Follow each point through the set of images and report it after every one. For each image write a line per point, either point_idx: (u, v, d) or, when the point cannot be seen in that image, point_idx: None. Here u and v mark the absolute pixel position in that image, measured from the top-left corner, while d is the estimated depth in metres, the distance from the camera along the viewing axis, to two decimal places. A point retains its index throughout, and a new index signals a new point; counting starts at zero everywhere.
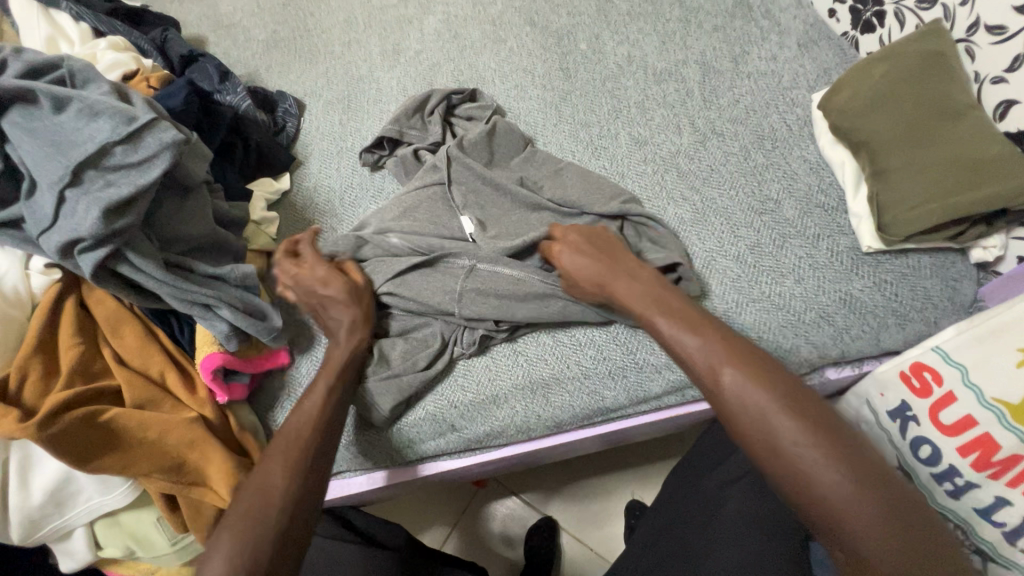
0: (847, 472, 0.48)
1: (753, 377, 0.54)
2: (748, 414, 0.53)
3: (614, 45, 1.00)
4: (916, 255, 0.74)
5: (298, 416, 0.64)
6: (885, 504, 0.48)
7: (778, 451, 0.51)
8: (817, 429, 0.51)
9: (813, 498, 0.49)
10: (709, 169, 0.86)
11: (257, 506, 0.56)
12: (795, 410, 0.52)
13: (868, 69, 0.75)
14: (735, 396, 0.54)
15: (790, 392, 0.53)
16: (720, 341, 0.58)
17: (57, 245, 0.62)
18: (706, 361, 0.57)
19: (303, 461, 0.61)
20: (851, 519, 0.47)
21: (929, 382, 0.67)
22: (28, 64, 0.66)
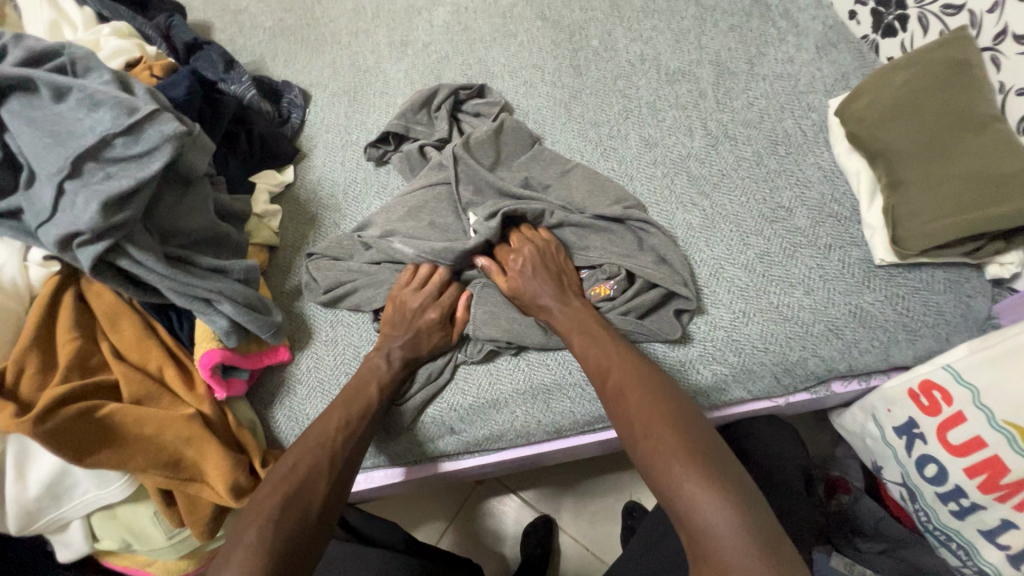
0: (689, 461, 0.54)
1: (630, 382, 0.63)
2: (622, 415, 0.62)
3: (627, 42, 0.97)
4: (929, 269, 0.73)
5: (343, 424, 0.66)
6: (723, 490, 0.52)
7: (638, 443, 0.59)
8: (672, 425, 0.58)
9: (663, 483, 0.55)
10: (720, 174, 0.84)
11: (295, 509, 0.58)
12: (656, 409, 0.60)
13: (889, 77, 0.73)
14: (613, 400, 0.63)
15: (660, 396, 0.61)
16: (614, 353, 0.67)
17: (55, 238, 0.61)
18: (597, 369, 0.66)
19: (342, 472, 0.63)
20: (689, 500, 0.52)
21: (938, 401, 0.66)
22: (28, 52, 0.65)
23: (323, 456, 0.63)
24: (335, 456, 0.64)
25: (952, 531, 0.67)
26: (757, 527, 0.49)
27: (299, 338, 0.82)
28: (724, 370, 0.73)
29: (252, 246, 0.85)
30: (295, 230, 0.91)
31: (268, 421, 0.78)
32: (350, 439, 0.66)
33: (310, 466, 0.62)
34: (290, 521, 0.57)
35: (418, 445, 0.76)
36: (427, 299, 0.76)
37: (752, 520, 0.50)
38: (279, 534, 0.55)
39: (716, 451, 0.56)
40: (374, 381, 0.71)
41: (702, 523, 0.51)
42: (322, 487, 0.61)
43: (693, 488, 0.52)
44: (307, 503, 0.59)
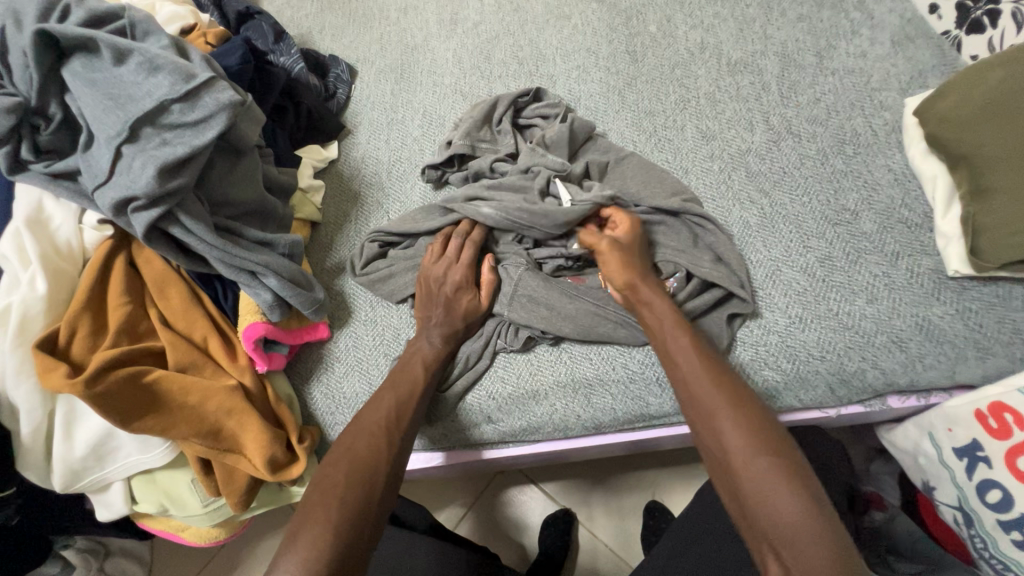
0: (810, 500, 0.52)
1: (730, 394, 0.60)
2: (727, 429, 0.57)
3: (687, 29, 0.93)
4: (1006, 284, 0.68)
5: (395, 405, 0.66)
6: (824, 523, 0.50)
7: (750, 467, 0.55)
8: (771, 449, 0.55)
9: (774, 513, 0.52)
10: (782, 171, 0.80)
11: (358, 489, 0.59)
12: (769, 437, 0.56)
13: (982, 74, 0.68)
14: (716, 411, 0.59)
15: (757, 414, 0.58)
16: (713, 361, 0.63)
17: (111, 202, 0.61)
18: (694, 373, 0.62)
19: (398, 453, 0.63)
20: (795, 532, 0.50)
21: (1010, 424, 0.62)
22: (91, 13, 0.64)
23: (379, 439, 0.63)
24: (390, 436, 0.64)
25: (1011, 562, 0.64)
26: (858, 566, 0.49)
27: (338, 316, 0.82)
28: (775, 377, 0.70)
29: (296, 221, 0.85)
30: (337, 207, 0.90)
31: (304, 397, 0.78)
32: (401, 420, 0.65)
33: (367, 447, 0.62)
34: (355, 501, 0.58)
35: (455, 431, 0.75)
36: (447, 270, 0.75)
37: (854, 562, 0.49)
38: (347, 518, 0.56)
39: (810, 476, 0.54)
40: (417, 362, 0.71)
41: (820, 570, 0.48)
42: (382, 470, 0.61)
43: (797, 516, 0.51)
44: (369, 484, 0.59)
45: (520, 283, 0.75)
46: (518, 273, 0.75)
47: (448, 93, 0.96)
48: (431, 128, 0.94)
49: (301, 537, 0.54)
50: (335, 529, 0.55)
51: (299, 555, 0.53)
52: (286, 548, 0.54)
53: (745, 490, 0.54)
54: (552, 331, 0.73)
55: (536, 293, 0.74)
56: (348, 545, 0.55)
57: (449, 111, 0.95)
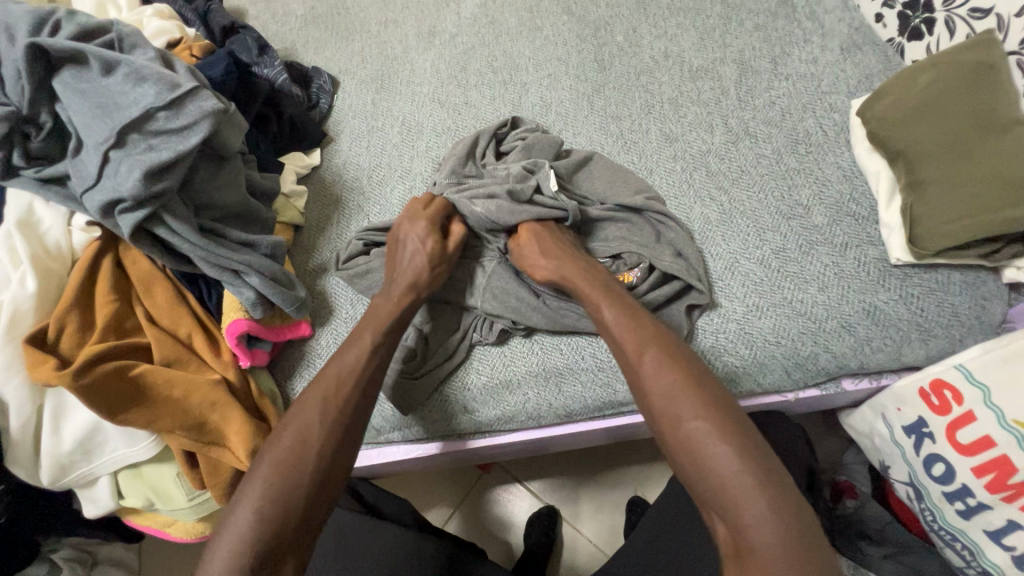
0: (735, 452, 0.54)
1: (658, 355, 0.62)
2: (659, 399, 0.60)
3: (652, 39, 0.98)
4: (946, 270, 0.73)
5: (336, 376, 0.65)
6: (752, 473, 0.53)
7: (680, 428, 0.57)
8: (701, 405, 0.58)
9: (705, 473, 0.55)
10: (739, 170, 0.85)
11: (286, 466, 0.59)
12: (699, 396, 0.58)
13: (914, 76, 0.74)
14: (647, 380, 0.61)
15: (685, 370, 0.61)
16: (644, 326, 0.65)
17: (99, 204, 0.64)
18: (628, 344, 0.65)
19: (337, 426, 0.62)
20: (727, 491, 0.53)
21: (949, 400, 0.67)
22: (80, 27, 0.68)
23: (315, 413, 0.62)
24: (328, 406, 0.63)
25: (957, 531, 0.68)
26: (788, 512, 0.51)
27: (320, 315, 0.85)
28: (734, 362, 0.74)
29: (278, 224, 0.88)
30: (319, 211, 0.94)
31: (287, 393, 0.80)
32: (339, 389, 0.64)
33: (301, 423, 0.62)
34: (286, 476, 0.58)
35: (433, 422, 0.78)
36: (412, 218, 0.78)
37: (783, 510, 0.51)
38: (273, 495, 0.57)
39: (742, 429, 0.56)
40: (372, 328, 0.69)
41: (749, 524, 0.51)
42: (318, 443, 0.61)
43: (727, 472, 0.54)
44: (299, 461, 0.59)
45: (492, 276, 0.79)
46: (491, 266, 0.80)
47: (425, 102, 1.01)
48: (410, 135, 0.98)
49: (237, 516, 0.57)
50: (260, 510, 0.56)
51: (233, 534, 0.56)
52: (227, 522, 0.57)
53: (680, 453, 0.57)
54: (521, 318, 0.76)
55: (508, 287, 0.78)
56: (281, 520, 0.57)
57: (427, 119, 0.99)
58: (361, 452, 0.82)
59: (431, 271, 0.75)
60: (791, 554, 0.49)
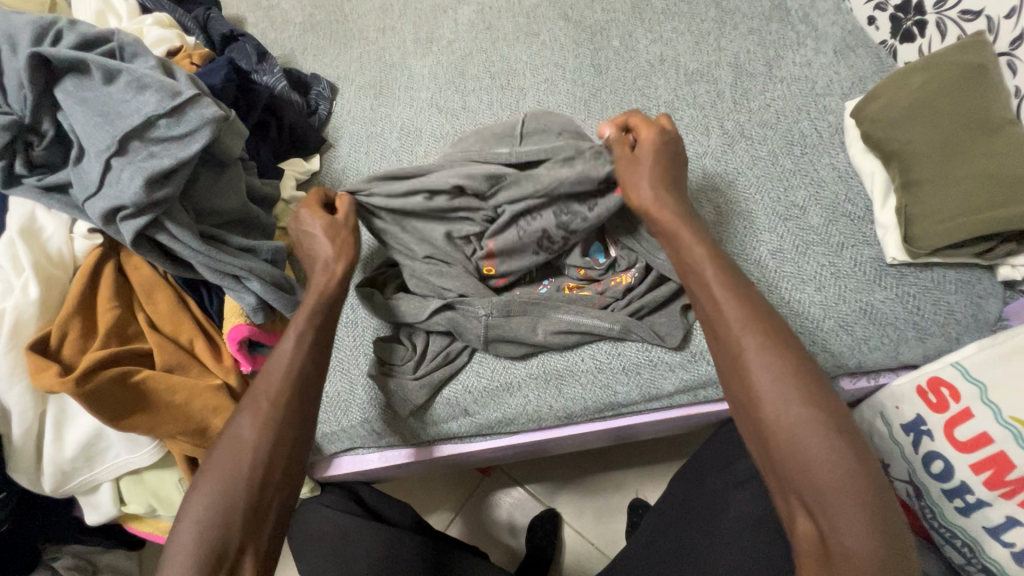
0: (842, 457, 0.50)
1: (763, 337, 0.56)
2: (767, 386, 0.54)
3: (647, 43, 0.99)
4: (941, 269, 0.74)
5: (270, 375, 0.60)
6: (856, 481, 0.49)
7: (782, 421, 0.52)
8: (808, 401, 0.52)
9: (805, 471, 0.51)
10: (736, 171, 0.85)
11: (225, 470, 0.55)
12: (807, 390, 0.53)
13: (906, 79, 0.75)
14: (750, 362, 0.55)
15: (791, 360, 0.54)
16: (747, 302, 0.58)
17: (101, 211, 0.65)
18: (729, 319, 0.58)
19: (276, 428, 0.58)
20: (829, 497, 0.49)
21: (946, 398, 0.67)
22: (81, 37, 0.69)
23: (252, 419, 0.58)
24: (259, 408, 0.58)
25: (958, 529, 0.68)
26: (885, 525, 0.49)
27: None
28: None
29: (279, 230, 0.89)
30: None
31: None
32: (274, 388, 0.59)
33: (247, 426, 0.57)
34: (224, 481, 0.55)
35: (433, 425, 0.78)
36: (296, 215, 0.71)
37: (882, 522, 0.49)
38: (214, 502, 0.54)
39: (847, 431, 0.52)
40: (298, 323, 0.64)
41: (842, 533, 0.49)
42: (255, 448, 0.57)
43: (830, 477, 0.50)
44: (238, 467, 0.56)
45: (489, 328, 0.75)
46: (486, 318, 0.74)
47: (424, 107, 1.02)
48: (409, 140, 0.99)
49: (184, 530, 0.54)
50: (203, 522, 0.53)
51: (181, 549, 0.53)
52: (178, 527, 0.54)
53: (777, 446, 0.53)
54: (512, 336, 0.75)
55: (507, 334, 0.75)
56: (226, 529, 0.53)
57: (425, 124, 1.00)
58: (363, 456, 0.82)
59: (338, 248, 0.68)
60: (879, 568, 0.48)
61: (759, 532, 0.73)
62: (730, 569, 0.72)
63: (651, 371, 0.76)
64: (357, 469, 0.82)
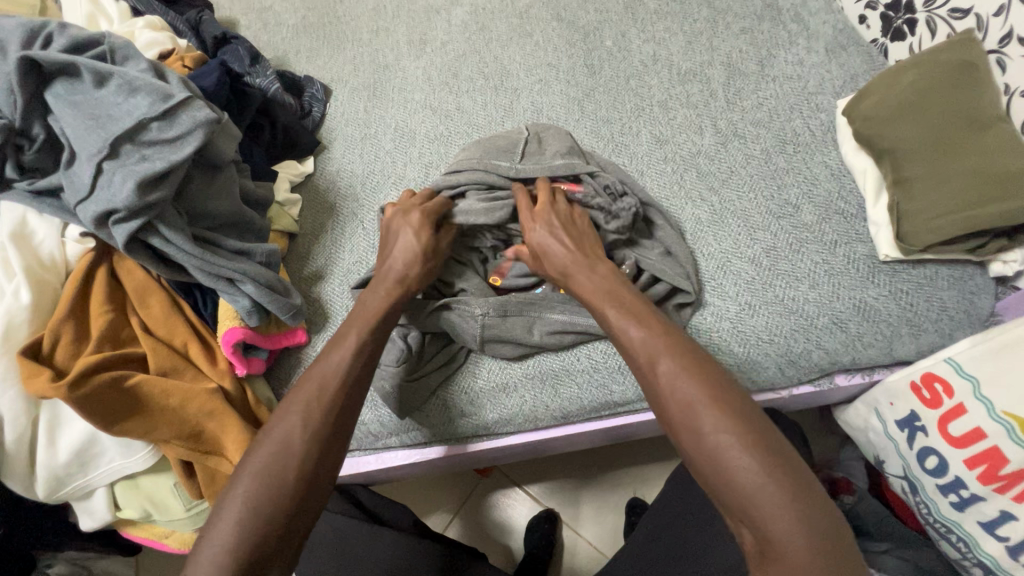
0: (762, 463, 0.50)
1: (668, 357, 0.58)
2: (677, 404, 0.55)
3: (640, 43, 1.00)
4: (933, 266, 0.75)
5: (319, 378, 0.61)
6: (777, 482, 0.50)
7: (698, 436, 0.53)
8: (720, 411, 0.53)
9: (729, 483, 0.51)
10: (729, 170, 0.86)
11: (274, 470, 0.55)
12: (719, 400, 0.54)
13: (897, 77, 0.76)
14: (662, 384, 0.57)
15: (699, 373, 0.56)
16: (654, 327, 0.61)
17: (93, 215, 0.64)
18: (639, 347, 0.60)
19: (322, 433, 0.58)
20: (755, 501, 0.50)
21: (940, 394, 0.67)
22: (72, 39, 0.68)
23: (299, 421, 0.58)
24: (310, 410, 0.59)
25: (952, 523, 0.69)
26: (818, 523, 0.48)
27: (316, 322, 0.85)
28: (728, 361, 0.74)
29: (273, 233, 0.88)
30: (314, 218, 0.94)
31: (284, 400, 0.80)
32: (324, 391, 0.60)
33: (294, 428, 0.57)
34: (271, 481, 0.55)
35: (429, 426, 0.78)
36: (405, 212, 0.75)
37: (812, 521, 0.48)
38: (262, 501, 0.53)
39: (765, 435, 0.52)
40: (356, 325, 0.66)
41: (775, 535, 0.48)
42: (303, 447, 0.57)
43: (753, 481, 0.50)
44: (281, 467, 0.55)
45: (485, 327, 0.75)
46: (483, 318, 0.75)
47: (418, 109, 1.02)
48: (403, 142, 0.99)
49: (220, 527, 0.53)
50: (241, 520, 0.52)
51: (214, 545, 0.52)
52: (215, 526, 0.53)
53: (699, 461, 0.53)
54: (508, 336, 0.75)
55: (502, 334, 0.75)
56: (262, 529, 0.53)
57: (419, 125, 1.00)
58: (360, 458, 0.81)
59: (426, 267, 0.72)
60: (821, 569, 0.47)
61: None
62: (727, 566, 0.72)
63: None
64: (354, 471, 0.82)
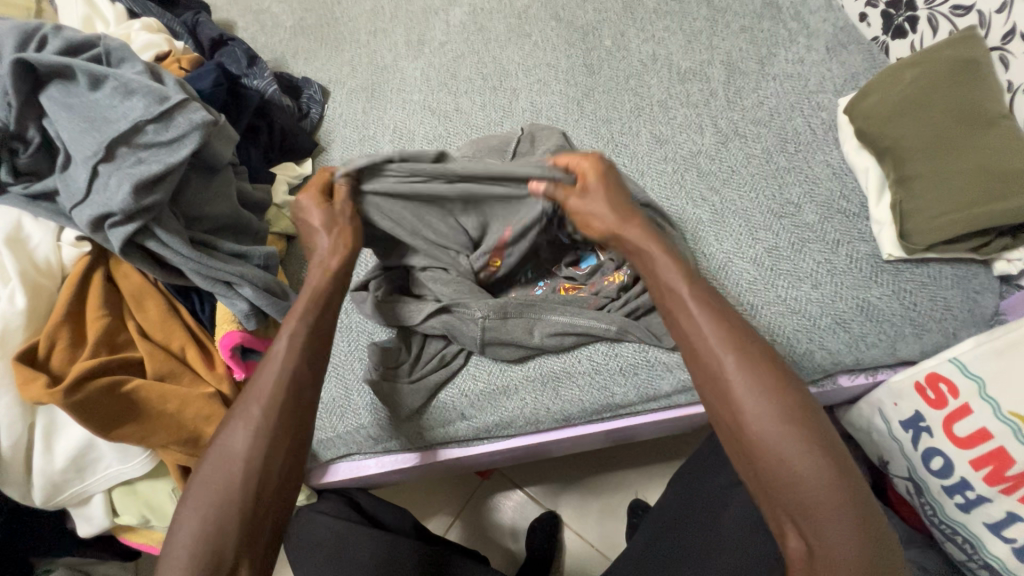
0: (836, 479, 0.47)
1: (739, 352, 0.51)
2: (749, 408, 0.49)
3: (639, 42, 0.99)
4: (936, 265, 0.74)
5: (260, 382, 0.57)
6: (847, 499, 0.46)
7: (770, 445, 0.48)
8: (796, 421, 0.48)
9: (797, 498, 0.47)
10: (730, 170, 0.85)
11: (219, 483, 0.53)
12: (795, 409, 0.49)
13: (898, 75, 0.75)
14: (731, 383, 0.51)
15: (774, 375, 0.50)
16: (725, 318, 0.53)
17: (89, 219, 0.64)
18: (707, 340, 0.52)
19: (261, 446, 0.54)
20: (822, 519, 0.46)
21: (945, 394, 0.67)
22: (67, 42, 0.68)
23: (241, 429, 0.55)
24: (248, 416, 0.55)
25: (958, 525, 0.68)
26: (875, 542, 0.46)
27: None
28: None
29: (271, 235, 0.88)
30: None
31: None
32: (266, 399, 0.56)
33: (237, 438, 0.54)
34: (216, 496, 0.52)
35: (429, 429, 0.77)
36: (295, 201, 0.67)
37: (873, 542, 0.46)
38: (208, 516, 0.51)
39: (838, 450, 0.48)
40: (291, 322, 0.61)
41: (838, 555, 0.46)
42: (247, 458, 0.53)
43: (824, 498, 0.46)
44: (223, 488, 0.52)
45: (487, 331, 0.74)
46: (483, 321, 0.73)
47: (416, 110, 1.01)
48: (401, 143, 0.98)
49: (173, 547, 0.51)
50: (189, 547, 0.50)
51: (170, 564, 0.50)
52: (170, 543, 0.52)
53: (763, 469, 0.49)
54: (508, 338, 0.74)
55: (503, 338, 0.74)
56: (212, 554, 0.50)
57: (418, 126, 0.99)
58: (360, 462, 0.81)
59: (333, 241, 0.64)
60: None
61: (760, 531, 0.72)
62: (730, 569, 0.71)
63: (649, 371, 0.75)
64: (354, 475, 0.81)
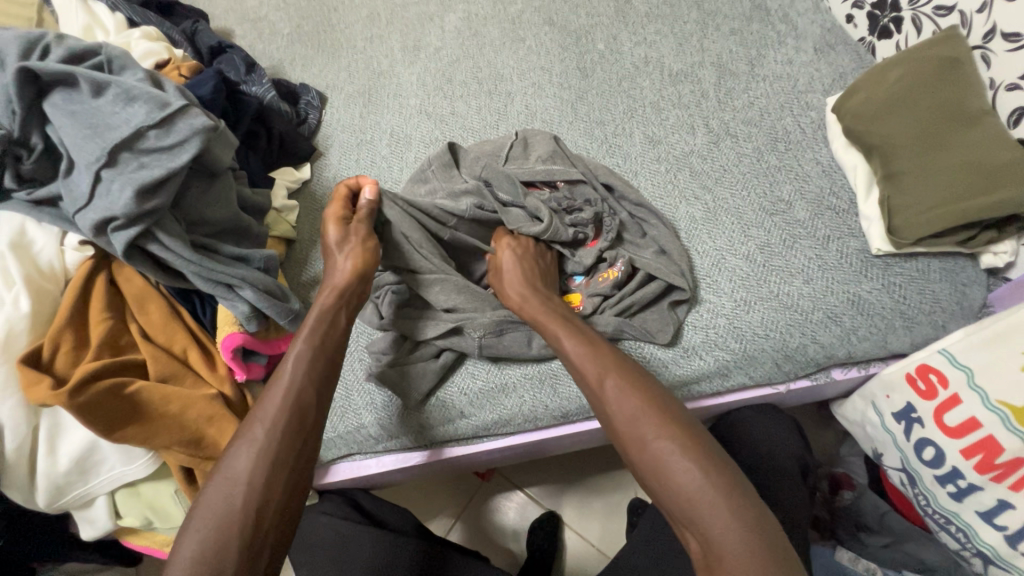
0: (703, 465, 0.53)
1: (607, 371, 0.62)
2: (622, 418, 0.58)
3: (632, 45, 1.01)
4: (925, 259, 0.76)
5: (273, 400, 0.60)
6: (715, 481, 0.52)
7: (643, 445, 0.56)
8: (661, 421, 0.56)
9: (675, 490, 0.53)
10: (722, 169, 0.87)
11: (222, 498, 0.54)
12: (658, 411, 0.57)
13: (884, 73, 0.77)
14: (608, 401, 0.60)
15: (639, 383, 0.60)
16: (601, 350, 0.64)
17: (92, 223, 0.65)
18: (589, 369, 0.63)
19: (268, 456, 0.57)
20: (697, 504, 0.51)
21: (935, 384, 0.68)
22: (69, 50, 0.69)
23: (248, 445, 0.57)
24: (255, 434, 0.58)
25: (951, 514, 0.69)
26: (753, 518, 0.50)
27: None
28: (725, 356, 0.74)
29: (271, 239, 0.89)
30: (312, 224, 0.95)
31: None
32: (270, 415, 0.59)
33: (244, 454, 0.57)
34: (218, 512, 0.53)
35: (427, 429, 0.78)
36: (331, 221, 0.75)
37: (749, 516, 0.50)
38: (205, 532, 0.52)
39: (703, 441, 0.55)
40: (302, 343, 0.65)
41: (715, 535, 0.50)
42: (248, 469, 0.55)
43: (694, 482, 0.52)
44: (227, 502, 0.54)
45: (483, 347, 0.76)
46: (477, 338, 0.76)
47: (412, 114, 1.02)
48: (399, 147, 1.00)
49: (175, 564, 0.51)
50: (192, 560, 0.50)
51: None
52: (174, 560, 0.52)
53: (645, 470, 0.55)
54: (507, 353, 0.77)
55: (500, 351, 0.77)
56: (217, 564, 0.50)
57: (414, 130, 1.01)
58: (361, 462, 0.81)
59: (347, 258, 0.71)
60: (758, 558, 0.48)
61: None
62: None
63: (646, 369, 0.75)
64: (356, 475, 0.81)
